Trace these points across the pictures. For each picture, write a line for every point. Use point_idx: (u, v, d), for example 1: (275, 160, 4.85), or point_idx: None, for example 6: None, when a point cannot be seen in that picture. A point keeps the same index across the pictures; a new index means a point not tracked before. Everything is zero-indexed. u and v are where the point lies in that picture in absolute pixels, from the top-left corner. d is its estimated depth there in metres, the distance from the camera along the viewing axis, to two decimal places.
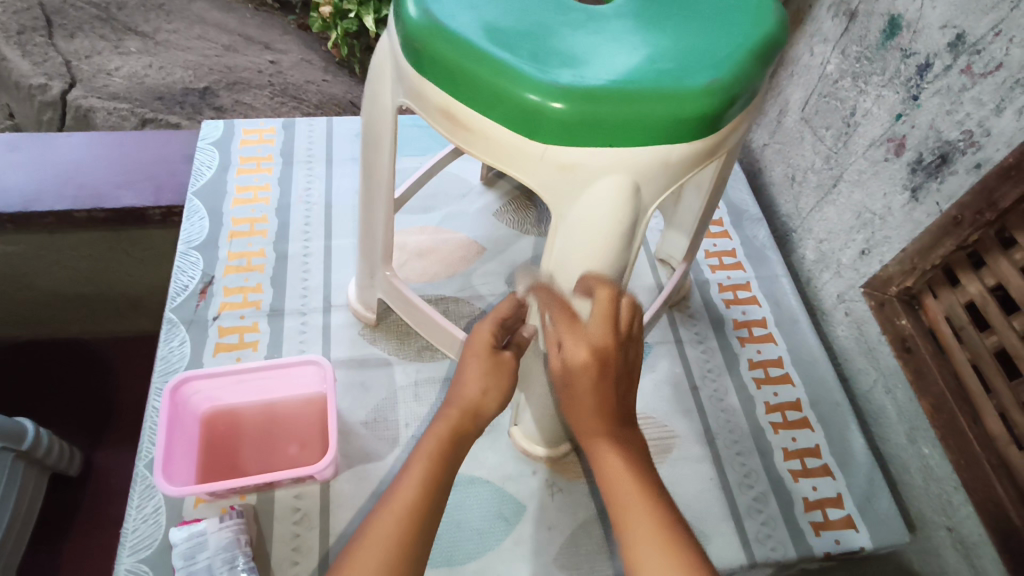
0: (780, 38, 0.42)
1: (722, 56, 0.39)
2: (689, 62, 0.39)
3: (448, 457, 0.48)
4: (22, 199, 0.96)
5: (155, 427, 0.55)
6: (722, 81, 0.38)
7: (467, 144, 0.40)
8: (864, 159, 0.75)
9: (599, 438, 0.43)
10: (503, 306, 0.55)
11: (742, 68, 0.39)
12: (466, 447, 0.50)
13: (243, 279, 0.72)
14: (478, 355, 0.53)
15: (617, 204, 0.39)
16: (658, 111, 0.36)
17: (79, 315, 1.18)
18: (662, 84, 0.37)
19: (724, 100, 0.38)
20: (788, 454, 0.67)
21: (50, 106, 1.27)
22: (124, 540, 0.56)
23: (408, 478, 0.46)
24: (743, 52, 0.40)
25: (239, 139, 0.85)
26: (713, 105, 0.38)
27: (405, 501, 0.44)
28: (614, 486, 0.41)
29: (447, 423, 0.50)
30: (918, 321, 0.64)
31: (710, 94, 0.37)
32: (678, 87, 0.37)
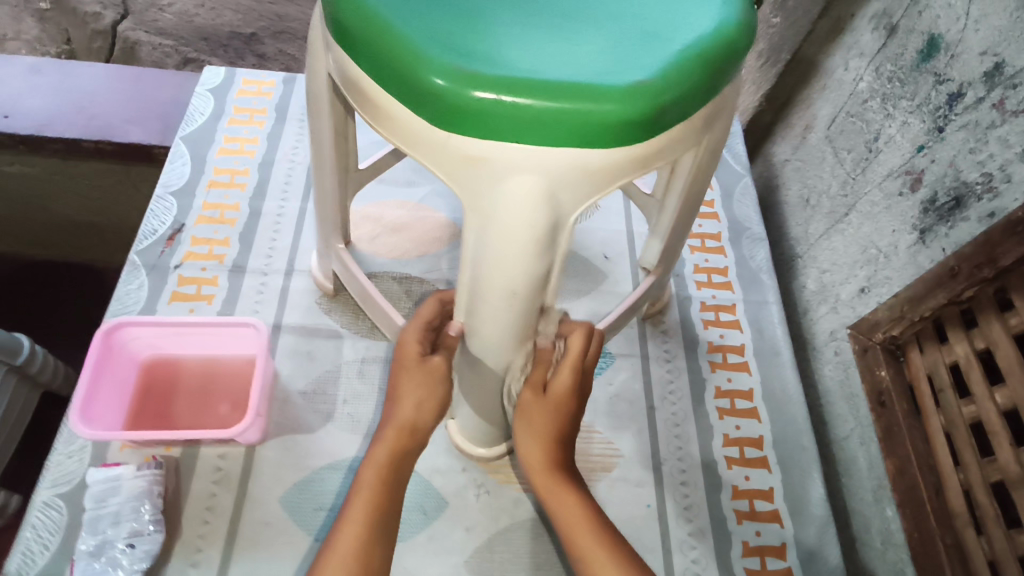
0: (742, 44, 0.37)
1: (665, 56, 0.35)
2: (624, 59, 0.35)
3: (392, 491, 0.48)
4: (36, 123, 0.97)
5: (81, 368, 0.55)
6: (657, 84, 0.34)
7: (379, 126, 0.38)
8: (879, 190, 0.69)
9: (552, 481, 0.50)
10: (424, 311, 0.52)
11: (685, 74, 0.35)
12: (406, 469, 0.50)
13: (212, 231, 0.72)
14: (405, 366, 0.51)
15: (529, 207, 0.36)
16: (574, 107, 0.33)
17: (90, 244, 1.21)
18: (585, 79, 0.33)
19: (656, 105, 0.34)
20: (736, 493, 0.63)
21: (101, 36, 1.27)
22: (46, 474, 0.57)
23: (351, 517, 0.46)
24: (690, 54, 0.35)
25: (237, 89, 0.84)
26: (640, 109, 0.34)
27: (351, 543, 0.45)
28: (571, 518, 0.49)
29: (385, 451, 0.49)
30: (898, 374, 0.59)
31: (638, 97, 0.33)
32: (601, 84, 0.33)
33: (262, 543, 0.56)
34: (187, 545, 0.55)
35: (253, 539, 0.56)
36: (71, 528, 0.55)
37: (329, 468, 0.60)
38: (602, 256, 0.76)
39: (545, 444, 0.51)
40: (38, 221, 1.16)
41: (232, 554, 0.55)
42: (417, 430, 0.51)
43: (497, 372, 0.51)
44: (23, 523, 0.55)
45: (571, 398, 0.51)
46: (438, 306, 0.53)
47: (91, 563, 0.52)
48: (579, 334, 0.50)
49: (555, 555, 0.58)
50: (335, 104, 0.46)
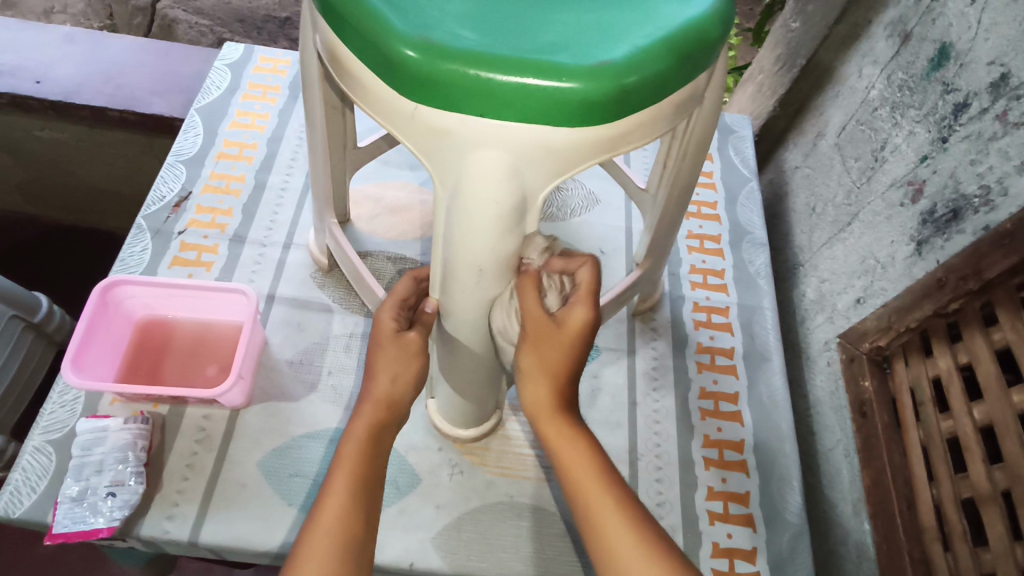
0: (714, 34, 0.37)
1: (632, 41, 0.35)
2: (591, 40, 0.35)
3: (374, 458, 0.48)
4: (65, 90, 1.01)
5: (76, 321, 0.57)
6: (621, 66, 0.34)
7: (355, 96, 0.38)
8: (881, 200, 0.68)
9: (558, 425, 0.46)
10: (400, 289, 0.54)
11: (651, 59, 0.35)
12: (387, 439, 0.50)
13: (217, 200, 0.74)
14: (382, 342, 0.51)
15: (492, 182, 0.37)
16: (536, 85, 0.33)
17: (113, 212, 1.25)
18: (549, 57, 0.34)
19: (620, 87, 0.34)
20: (711, 493, 0.63)
21: (143, 13, 1.31)
22: (39, 421, 0.59)
23: (334, 487, 0.46)
24: (658, 40, 0.36)
25: (254, 66, 0.86)
26: (603, 90, 0.34)
27: (336, 512, 0.44)
28: (579, 471, 0.44)
29: (367, 419, 0.49)
30: (882, 386, 0.58)
31: (601, 78, 0.34)
32: (565, 63, 0.34)
33: (236, 503, 0.57)
34: (165, 499, 0.57)
35: (229, 498, 0.58)
36: (57, 474, 0.57)
37: (308, 437, 0.61)
38: (598, 250, 0.76)
39: (553, 382, 0.46)
40: (65, 187, 1.21)
41: (208, 512, 0.57)
42: (398, 401, 0.50)
43: (472, 348, 0.51)
44: (14, 465, 0.57)
45: (585, 333, 0.46)
46: (413, 284, 0.54)
47: (72, 507, 0.54)
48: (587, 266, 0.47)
49: (522, 539, 0.59)
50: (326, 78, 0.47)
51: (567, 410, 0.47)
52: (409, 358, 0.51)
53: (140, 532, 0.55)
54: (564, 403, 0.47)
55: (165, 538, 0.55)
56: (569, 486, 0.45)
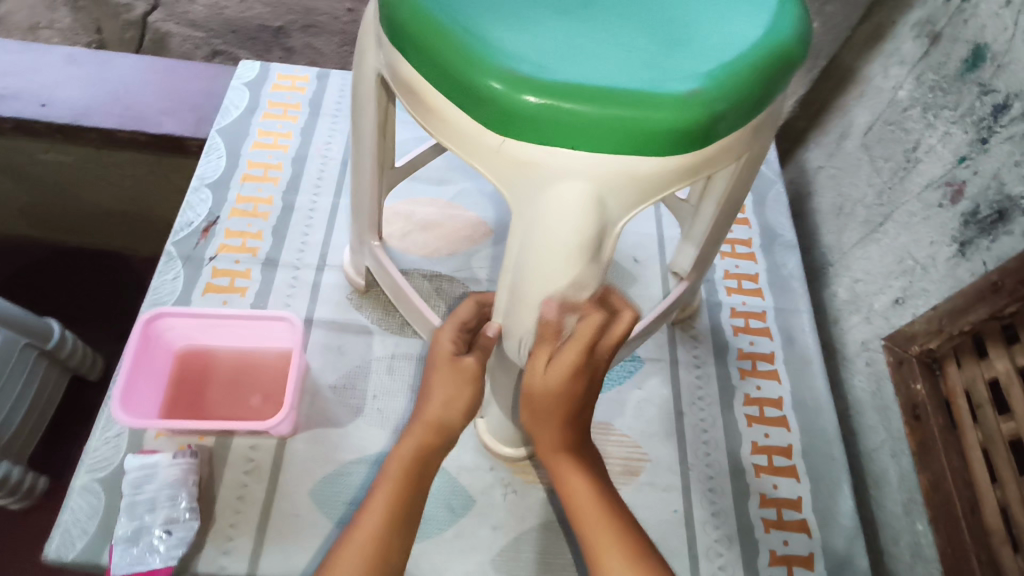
0: (792, 55, 0.37)
1: (717, 66, 0.35)
2: (678, 67, 0.35)
3: (422, 476, 0.49)
4: (72, 112, 0.99)
5: (121, 357, 0.56)
6: (710, 93, 0.34)
7: (430, 127, 0.38)
8: (917, 201, 0.68)
9: (564, 464, 0.48)
10: (462, 312, 0.52)
11: (738, 84, 0.35)
12: (438, 462, 0.50)
13: (246, 224, 0.73)
14: (439, 360, 0.50)
15: (577, 214, 0.36)
16: (629, 115, 0.33)
17: (121, 233, 1.22)
18: (639, 85, 0.33)
19: (710, 114, 0.34)
20: (764, 501, 0.63)
21: (133, 26, 1.28)
22: (84, 459, 0.58)
23: (379, 493, 0.48)
24: (743, 64, 0.35)
25: (272, 84, 0.85)
26: (693, 117, 0.34)
27: (378, 517, 0.47)
28: (584, 509, 0.47)
29: (419, 438, 0.49)
30: (934, 388, 0.58)
31: (692, 106, 0.33)
32: (656, 92, 0.33)
33: (291, 535, 0.57)
34: (219, 533, 0.56)
35: (283, 529, 0.57)
36: (108, 513, 0.56)
37: (358, 462, 0.60)
38: (632, 258, 0.76)
39: (560, 429, 0.48)
40: (71, 210, 1.19)
41: (263, 545, 0.56)
42: (452, 425, 0.50)
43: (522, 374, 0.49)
44: (62, 506, 0.56)
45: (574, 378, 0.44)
46: (476, 308, 0.53)
47: (128, 548, 0.53)
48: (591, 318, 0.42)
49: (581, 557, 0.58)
50: (382, 103, 0.47)
51: (578, 448, 0.49)
52: (466, 380, 0.49)
53: (197, 569, 0.54)
54: (576, 443, 0.48)
55: (223, 573, 0.54)
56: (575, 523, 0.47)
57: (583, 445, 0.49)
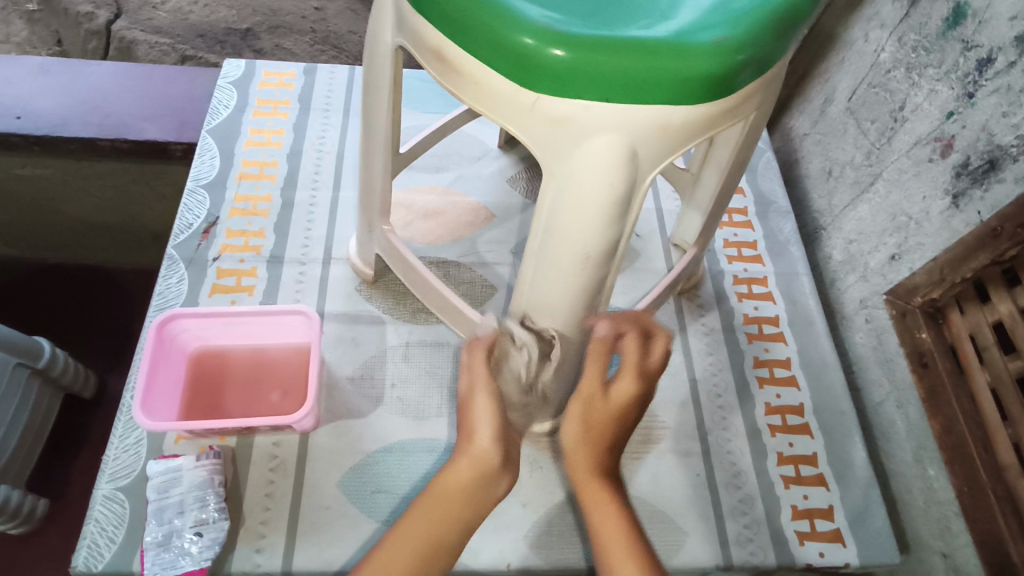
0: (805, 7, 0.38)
1: (738, 16, 0.36)
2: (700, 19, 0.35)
3: (465, 503, 0.50)
4: (49, 123, 0.96)
5: (138, 361, 0.55)
6: (736, 41, 0.35)
7: (457, 89, 0.38)
8: (907, 158, 0.70)
9: (597, 486, 0.51)
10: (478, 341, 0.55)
11: (760, 32, 0.36)
12: (490, 495, 0.51)
13: (247, 222, 0.72)
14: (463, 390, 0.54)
15: (611, 167, 0.36)
16: (660, 65, 0.33)
17: (104, 246, 1.20)
18: (667, 37, 0.34)
19: (736, 62, 0.35)
20: (782, 459, 0.64)
21: (96, 36, 1.24)
22: (104, 468, 0.57)
23: (418, 510, 0.49)
24: (761, 13, 0.36)
25: (259, 81, 0.84)
26: (722, 65, 0.35)
27: (418, 531, 0.48)
28: (608, 531, 0.49)
29: (464, 468, 0.50)
30: (939, 336, 0.60)
31: (718, 54, 0.34)
32: (683, 42, 0.34)
33: (323, 528, 0.56)
34: (250, 532, 0.56)
35: (314, 523, 0.57)
36: (134, 520, 0.55)
37: (383, 452, 0.61)
38: (633, 233, 0.77)
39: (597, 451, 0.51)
40: (51, 225, 1.16)
41: (295, 540, 0.56)
42: (494, 455, 0.51)
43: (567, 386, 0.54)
44: (86, 517, 0.55)
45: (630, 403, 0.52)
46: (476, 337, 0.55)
47: (160, 553, 0.52)
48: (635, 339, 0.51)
49: None
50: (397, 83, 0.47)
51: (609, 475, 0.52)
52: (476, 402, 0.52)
53: (231, 568, 0.54)
54: (610, 471, 0.52)
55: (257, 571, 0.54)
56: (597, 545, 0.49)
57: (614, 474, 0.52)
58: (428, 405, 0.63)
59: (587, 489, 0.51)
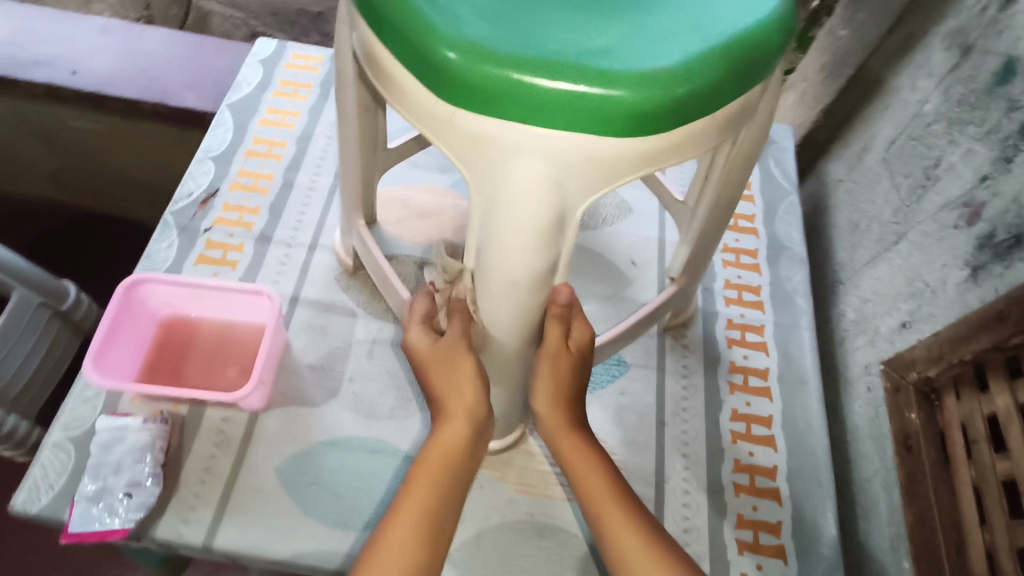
0: (770, 43, 0.36)
1: (686, 47, 0.34)
2: (642, 47, 0.34)
3: (458, 472, 0.46)
4: (99, 82, 1.01)
5: (100, 318, 0.57)
6: (672, 74, 0.33)
7: (392, 99, 0.38)
8: (933, 221, 0.64)
9: (573, 441, 0.50)
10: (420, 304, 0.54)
11: (704, 67, 0.34)
12: (472, 464, 0.48)
13: (245, 198, 0.73)
14: (422, 358, 0.51)
15: (532, 193, 0.35)
16: (582, 91, 0.32)
17: (143, 202, 1.24)
18: (598, 63, 0.33)
19: (669, 96, 0.33)
20: (741, 522, 0.60)
21: (178, 4, 1.30)
22: (61, 416, 0.59)
23: (414, 490, 0.45)
24: (712, 47, 0.34)
25: (286, 63, 0.86)
26: (651, 98, 0.33)
27: (417, 511, 0.43)
28: (590, 481, 0.48)
29: (459, 432, 0.47)
30: (930, 419, 0.55)
31: (650, 85, 0.33)
32: (615, 70, 0.33)
33: (253, 510, 0.56)
34: (182, 502, 0.56)
35: (246, 503, 0.56)
36: (75, 472, 0.56)
37: (327, 444, 0.60)
38: (629, 261, 0.74)
39: (566, 407, 0.51)
40: (99, 175, 1.20)
41: (223, 517, 0.56)
42: (480, 415, 0.49)
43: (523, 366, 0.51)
44: (33, 460, 0.57)
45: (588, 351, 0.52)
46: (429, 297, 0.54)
47: (88, 508, 0.53)
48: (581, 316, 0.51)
49: (541, 561, 0.56)
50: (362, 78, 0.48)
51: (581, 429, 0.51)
52: (455, 361, 0.49)
53: (156, 534, 0.55)
54: (579, 424, 0.51)
55: (180, 541, 0.55)
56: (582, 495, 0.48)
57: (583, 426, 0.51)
58: (381, 404, 0.63)
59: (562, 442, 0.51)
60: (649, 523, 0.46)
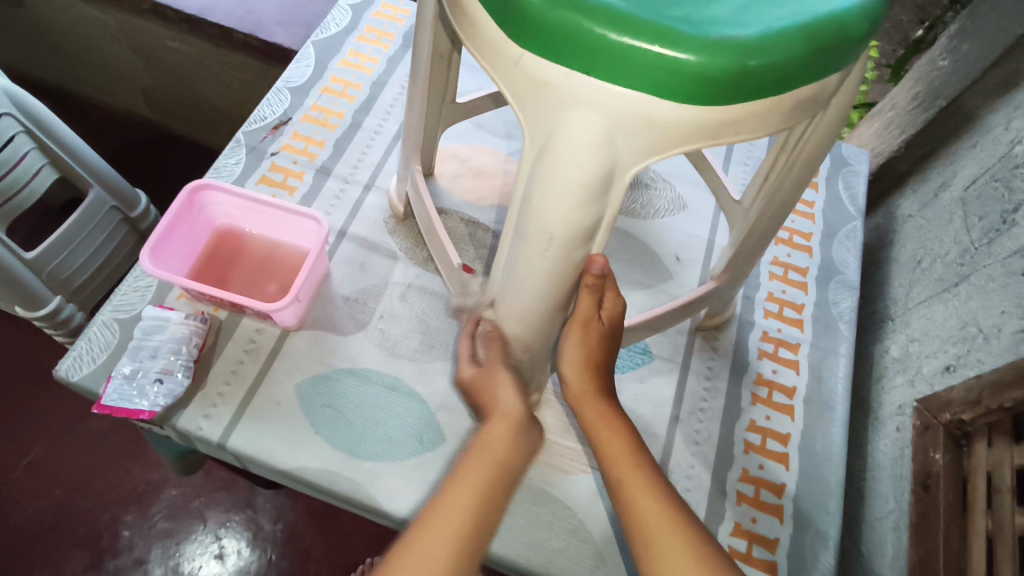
0: (852, 32, 0.35)
1: (762, 23, 0.34)
2: (719, 17, 0.34)
3: (502, 476, 0.45)
4: (200, 6, 1.05)
5: (164, 212, 0.60)
6: (743, 45, 0.33)
7: (466, 37, 0.39)
8: (999, 266, 0.61)
9: (597, 405, 0.52)
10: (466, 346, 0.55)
11: (778, 43, 0.33)
12: (518, 474, 0.46)
13: (313, 130, 0.76)
14: (469, 386, 0.52)
15: (583, 145, 0.36)
16: (647, 47, 0.32)
17: (221, 130, 1.30)
18: (672, 24, 0.33)
19: (737, 65, 0.33)
20: (737, 530, 0.59)
21: None
22: (112, 299, 0.63)
23: (459, 485, 0.43)
24: (791, 26, 0.34)
25: (375, 10, 0.88)
26: (717, 64, 0.32)
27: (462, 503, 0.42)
28: (612, 443, 0.49)
29: (504, 436, 0.47)
30: (955, 462, 0.54)
31: (721, 53, 0.32)
32: (685, 32, 0.33)
33: (268, 418, 0.59)
34: (205, 398, 0.59)
35: (262, 412, 0.59)
36: (116, 351, 0.60)
37: (347, 373, 0.62)
38: (674, 256, 0.74)
39: (593, 372, 0.53)
40: (186, 99, 1.26)
41: (240, 420, 0.58)
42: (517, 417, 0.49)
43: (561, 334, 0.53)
44: (82, 333, 0.61)
45: (619, 323, 0.54)
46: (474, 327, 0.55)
47: (123, 384, 0.56)
48: (614, 292, 0.52)
49: (530, 524, 0.57)
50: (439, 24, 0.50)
51: (606, 397, 0.53)
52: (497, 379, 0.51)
53: (177, 423, 0.58)
54: (604, 392, 0.53)
55: (197, 434, 0.57)
56: (604, 459, 0.49)
57: (609, 394, 0.53)
58: (406, 345, 0.65)
59: (587, 407, 0.52)
60: (668, 485, 0.47)
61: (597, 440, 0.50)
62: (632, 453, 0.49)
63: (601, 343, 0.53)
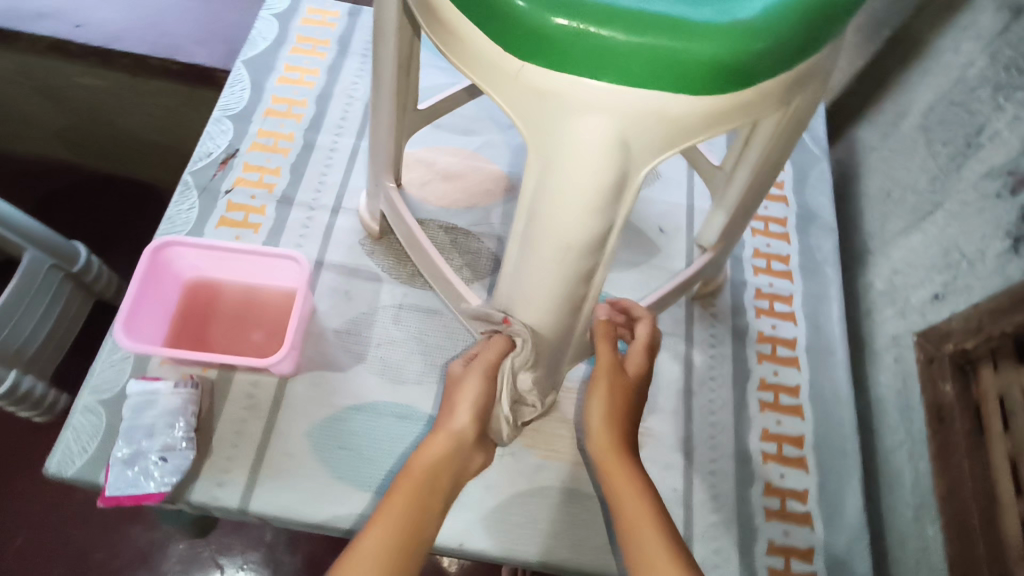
0: None
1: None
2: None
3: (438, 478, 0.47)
4: (106, 36, 0.97)
5: (130, 279, 0.56)
6: (749, 27, 0.32)
7: (450, 53, 0.37)
8: (973, 190, 0.62)
9: (616, 457, 0.50)
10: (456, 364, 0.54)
11: (783, 19, 0.32)
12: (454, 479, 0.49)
13: (265, 158, 0.71)
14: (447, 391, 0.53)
15: (596, 150, 0.34)
16: (657, 43, 0.31)
17: (152, 163, 1.22)
18: (675, 15, 0.31)
19: (747, 50, 0.32)
20: (768, 489, 0.61)
21: None
22: (89, 380, 0.59)
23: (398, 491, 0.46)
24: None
25: (302, 17, 0.83)
26: (727, 52, 0.31)
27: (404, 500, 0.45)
28: (626, 495, 0.48)
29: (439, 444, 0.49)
30: (964, 391, 0.56)
31: (730, 40, 0.31)
32: (691, 22, 0.31)
33: (285, 472, 0.56)
34: (213, 467, 0.56)
35: (275, 468, 0.56)
36: (108, 435, 0.56)
37: (355, 410, 0.60)
38: (658, 228, 0.73)
39: (615, 424, 0.52)
40: (107, 136, 1.17)
41: (256, 481, 0.56)
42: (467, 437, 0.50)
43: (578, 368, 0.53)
44: (65, 424, 0.57)
45: (642, 380, 0.56)
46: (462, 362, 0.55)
47: (123, 471, 0.52)
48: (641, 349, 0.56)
49: (570, 526, 0.57)
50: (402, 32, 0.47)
51: (626, 448, 0.51)
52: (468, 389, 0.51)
53: (191, 497, 0.55)
54: (624, 444, 0.51)
55: (214, 504, 0.55)
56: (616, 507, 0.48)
57: (629, 447, 0.52)
58: (410, 369, 0.62)
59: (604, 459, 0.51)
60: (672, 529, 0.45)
61: (611, 485, 0.49)
62: (643, 504, 0.47)
63: (629, 390, 0.54)
